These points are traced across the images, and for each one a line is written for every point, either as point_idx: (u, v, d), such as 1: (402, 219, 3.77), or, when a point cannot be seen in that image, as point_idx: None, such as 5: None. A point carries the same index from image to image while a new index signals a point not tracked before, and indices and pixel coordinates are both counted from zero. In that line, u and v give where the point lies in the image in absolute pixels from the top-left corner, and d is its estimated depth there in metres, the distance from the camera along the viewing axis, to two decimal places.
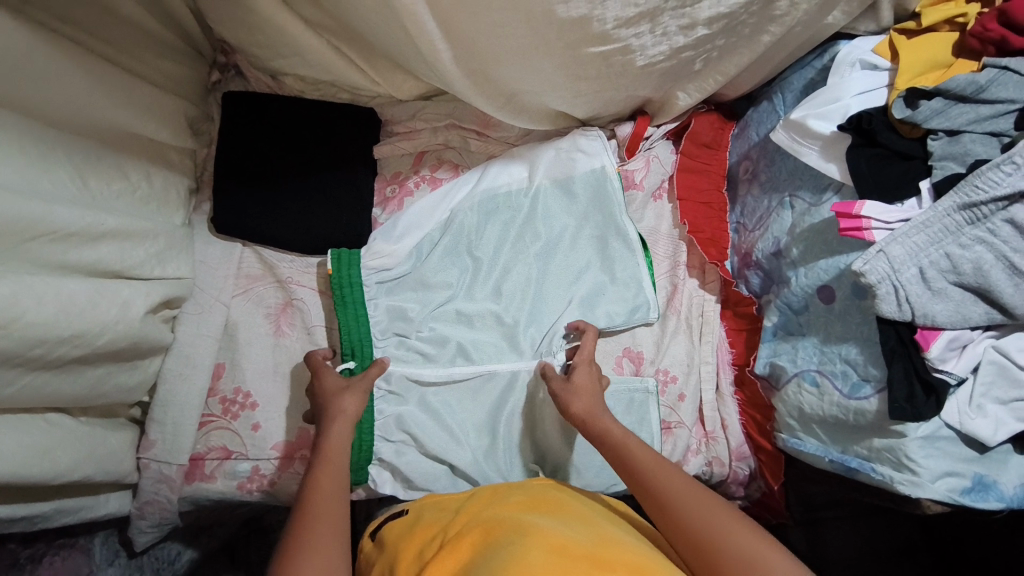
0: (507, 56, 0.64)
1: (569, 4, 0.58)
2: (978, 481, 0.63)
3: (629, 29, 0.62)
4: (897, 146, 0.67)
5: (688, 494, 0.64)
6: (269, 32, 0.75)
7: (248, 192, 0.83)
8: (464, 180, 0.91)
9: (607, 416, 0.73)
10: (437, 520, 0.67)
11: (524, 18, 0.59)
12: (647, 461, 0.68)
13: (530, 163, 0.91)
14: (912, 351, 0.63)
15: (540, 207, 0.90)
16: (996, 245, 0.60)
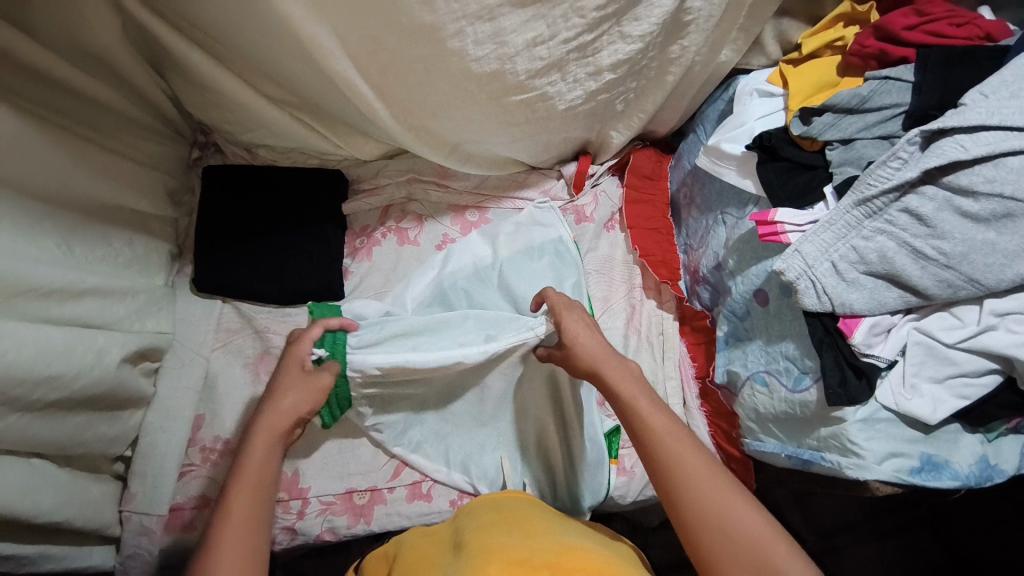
0: (439, 110, 0.74)
1: (481, 61, 0.67)
2: (927, 461, 0.65)
3: (541, 79, 0.72)
4: (798, 159, 0.74)
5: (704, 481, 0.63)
6: (235, 107, 0.85)
7: (225, 253, 0.90)
8: (430, 264, 0.96)
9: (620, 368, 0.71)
10: (418, 545, 0.69)
11: (446, 76, 0.69)
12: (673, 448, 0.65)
13: (493, 236, 0.98)
14: (838, 340, 0.67)
15: (512, 266, 0.94)
16: (895, 234, 0.64)
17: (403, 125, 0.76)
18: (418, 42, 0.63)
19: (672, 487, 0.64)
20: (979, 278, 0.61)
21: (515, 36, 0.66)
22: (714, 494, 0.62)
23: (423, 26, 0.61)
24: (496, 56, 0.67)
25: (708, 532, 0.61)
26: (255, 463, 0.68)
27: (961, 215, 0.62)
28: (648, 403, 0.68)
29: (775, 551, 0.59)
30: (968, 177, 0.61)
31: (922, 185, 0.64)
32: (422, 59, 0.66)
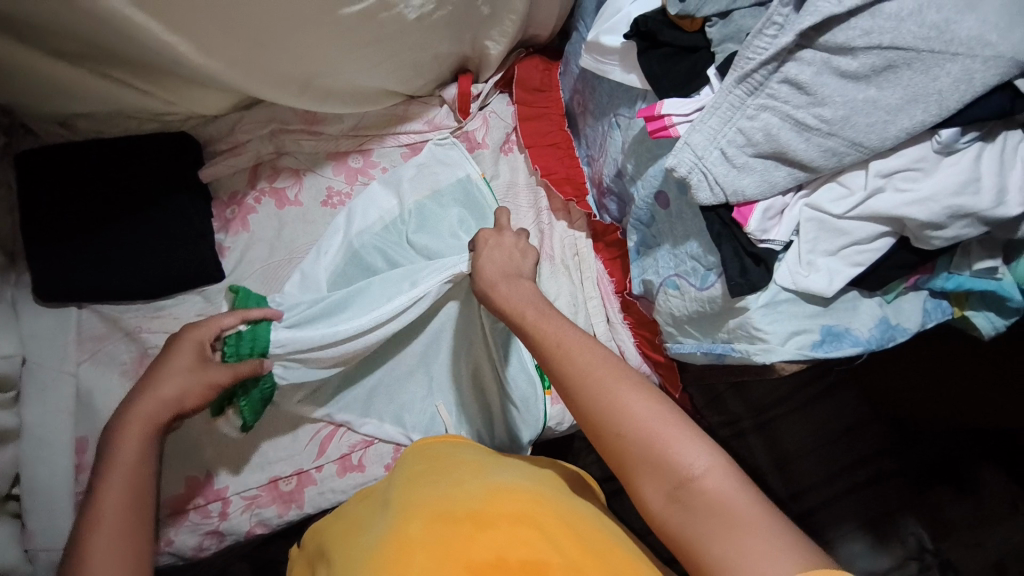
0: (265, 32, 0.65)
1: None
2: (829, 332, 0.66)
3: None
4: (680, 42, 0.68)
5: (609, 387, 0.56)
6: (24, 76, 0.70)
7: (63, 249, 0.78)
8: (332, 228, 0.86)
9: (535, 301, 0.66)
10: (354, 513, 0.63)
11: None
12: (581, 358, 0.58)
13: (393, 180, 0.89)
14: (735, 229, 0.65)
15: (416, 214, 0.87)
16: (778, 108, 0.60)
17: (223, 56, 0.66)
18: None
19: (578, 399, 0.57)
20: (862, 141, 0.58)
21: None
22: (608, 384, 0.56)
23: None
24: None
25: (619, 443, 0.54)
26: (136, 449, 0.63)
27: (840, 76, 0.58)
28: (533, 311, 0.64)
29: (671, 438, 0.52)
30: (845, 32, 0.57)
31: (800, 50, 0.59)
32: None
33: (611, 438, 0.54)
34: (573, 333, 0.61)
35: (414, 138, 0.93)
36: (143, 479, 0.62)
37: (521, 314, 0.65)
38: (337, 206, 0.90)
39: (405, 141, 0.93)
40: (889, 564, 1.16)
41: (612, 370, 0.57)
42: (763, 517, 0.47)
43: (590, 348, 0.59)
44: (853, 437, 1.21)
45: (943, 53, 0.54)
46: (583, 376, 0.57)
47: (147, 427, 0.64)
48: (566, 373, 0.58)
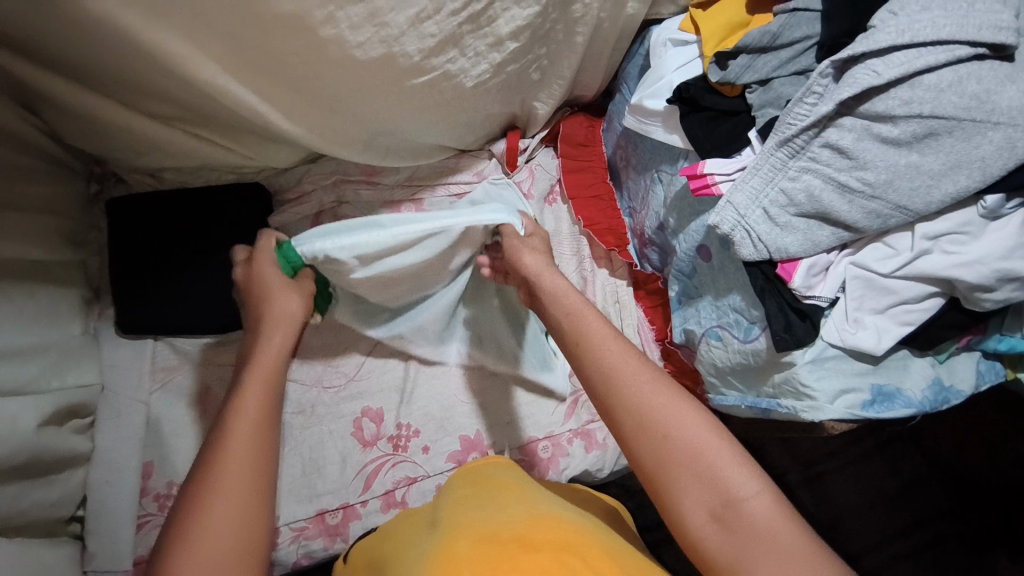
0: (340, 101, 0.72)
1: (364, 47, 0.64)
2: (880, 392, 0.65)
3: (436, 58, 0.69)
4: (720, 106, 0.72)
5: (652, 401, 0.56)
6: (126, 135, 0.80)
7: (147, 288, 0.86)
8: None
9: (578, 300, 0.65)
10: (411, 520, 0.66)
11: (332, 66, 0.65)
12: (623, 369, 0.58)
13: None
14: (779, 285, 0.66)
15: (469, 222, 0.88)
16: (820, 171, 0.63)
17: (299, 122, 0.74)
18: (291, 33, 0.60)
19: (620, 411, 0.57)
20: (906, 205, 0.60)
21: (394, 15, 0.62)
22: (651, 399, 0.56)
23: (288, 16, 0.58)
24: (380, 39, 0.63)
25: (664, 458, 0.54)
26: (269, 350, 0.67)
27: (881, 141, 0.60)
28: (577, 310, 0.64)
29: (719, 455, 0.53)
30: (884, 102, 0.59)
31: (839, 117, 0.62)
32: (301, 52, 0.63)
33: (657, 451, 0.54)
34: (618, 341, 0.61)
35: (463, 188, 0.99)
36: (274, 386, 0.65)
37: (567, 312, 0.64)
38: None
39: (455, 191, 0.99)
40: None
41: (657, 383, 0.57)
42: (817, 548, 0.49)
43: (636, 358, 0.59)
44: (909, 497, 1.15)
45: (985, 122, 0.56)
46: (626, 390, 0.57)
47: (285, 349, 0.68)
48: (612, 382, 0.58)
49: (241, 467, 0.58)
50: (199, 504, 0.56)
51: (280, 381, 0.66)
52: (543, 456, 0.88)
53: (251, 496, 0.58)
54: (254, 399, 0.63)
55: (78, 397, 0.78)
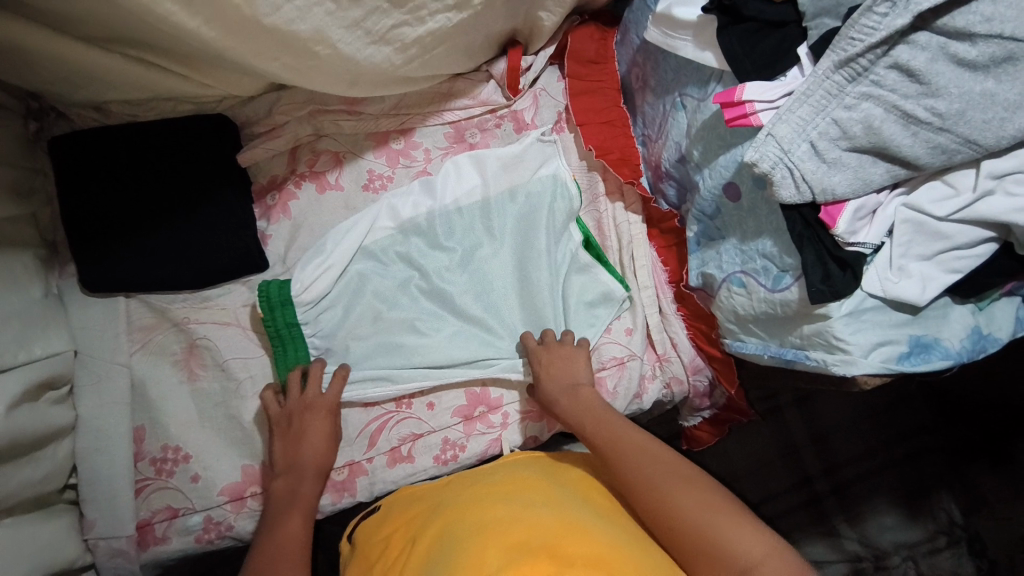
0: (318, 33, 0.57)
1: None
2: (917, 344, 0.60)
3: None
4: (766, 16, 0.60)
5: (662, 486, 0.66)
6: (61, 67, 0.68)
7: (111, 241, 0.77)
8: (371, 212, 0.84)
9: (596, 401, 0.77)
10: (418, 507, 0.70)
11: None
12: (639, 461, 0.69)
13: (445, 174, 0.86)
14: (819, 231, 0.60)
15: (480, 213, 0.86)
16: (882, 98, 0.54)
17: (264, 59, 0.59)
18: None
19: (639, 494, 0.67)
20: (977, 138, 0.52)
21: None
22: (669, 492, 0.65)
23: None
24: None
25: (684, 536, 0.62)
26: (313, 451, 0.74)
27: (957, 63, 0.51)
28: (594, 420, 0.74)
29: (728, 536, 0.61)
30: (966, 17, 0.50)
31: (913, 32, 0.53)
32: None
33: (675, 533, 0.63)
34: (629, 439, 0.72)
35: (459, 116, 0.89)
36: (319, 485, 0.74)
37: (596, 421, 0.74)
38: (379, 189, 0.88)
39: (450, 119, 0.89)
40: (918, 538, 1.12)
41: (674, 480, 0.66)
42: None
43: (644, 454, 0.70)
44: (895, 410, 1.19)
45: None
46: (648, 484, 0.67)
47: (319, 478, 0.75)
48: (622, 478, 0.69)
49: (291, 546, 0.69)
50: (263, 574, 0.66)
51: (328, 462, 0.76)
52: None
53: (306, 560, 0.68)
54: (294, 521, 0.71)
55: (51, 368, 0.72)
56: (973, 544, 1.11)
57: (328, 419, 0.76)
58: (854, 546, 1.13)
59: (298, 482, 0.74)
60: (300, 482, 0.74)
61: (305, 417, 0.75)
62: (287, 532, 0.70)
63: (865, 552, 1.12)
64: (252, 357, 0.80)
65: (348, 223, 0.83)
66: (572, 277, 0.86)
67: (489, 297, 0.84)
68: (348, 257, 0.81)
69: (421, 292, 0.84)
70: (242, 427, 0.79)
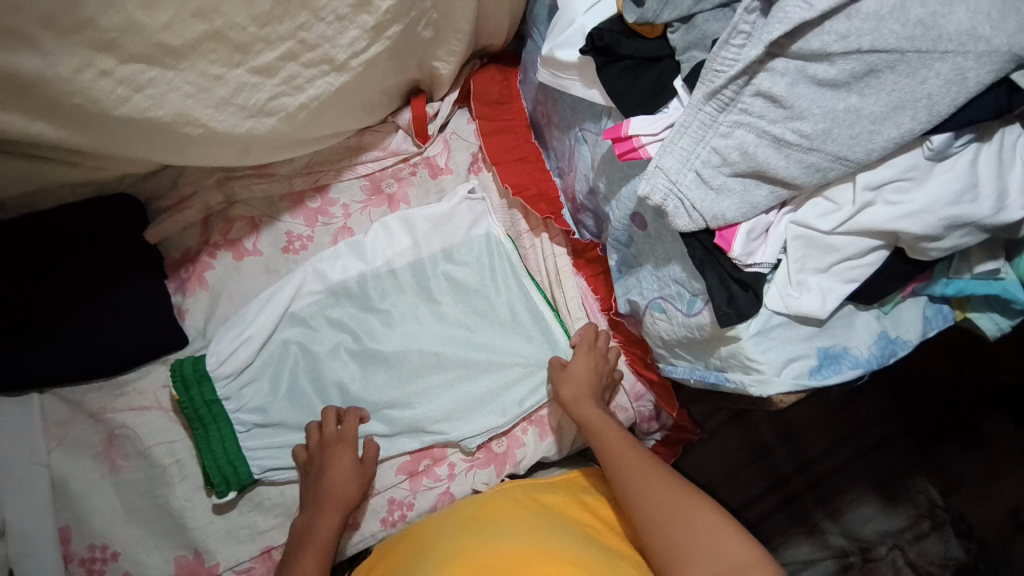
0: (182, 116, 0.55)
1: (176, 27, 0.49)
2: (825, 355, 0.61)
3: (279, 26, 0.54)
4: (641, 53, 0.63)
5: (666, 487, 0.69)
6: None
7: (21, 338, 0.74)
8: (290, 278, 0.84)
9: (592, 405, 0.78)
10: (430, 528, 0.71)
11: (137, 65, 0.50)
12: (644, 463, 0.72)
13: (383, 235, 0.86)
14: (718, 255, 0.60)
15: (412, 274, 0.86)
16: (753, 124, 0.55)
17: (141, 145, 0.57)
18: (61, 37, 0.45)
19: (647, 491, 0.69)
20: (846, 154, 0.53)
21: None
22: (673, 491, 0.69)
23: (52, 15, 0.44)
24: (193, 13, 0.49)
25: (684, 534, 0.65)
26: (337, 488, 0.75)
27: (817, 84, 0.53)
28: (616, 432, 0.76)
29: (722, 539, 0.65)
30: (820, 38, 0.51)
31: (771, 60, 0.54)
32: (85, 57, 0.47)
33: (673, 533, 0.65)
34: (637, 452, 0.73)
35: (372, 169, 0.89)
36: (335, 528, 0.73)
37: (605, 427, 0.76)
38: (299, 250, 0.87)
39: (364, 172, 0.88)
40: (902, 525, 1.11)
41: (674, 482, 0.70)
42: None
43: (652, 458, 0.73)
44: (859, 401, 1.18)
45: (931, 52, 0.49)
46: (655, 482, 0.70)
47: (335, 516, 0.74)
48: (630, 486, 0.70)
49: None
50: None
51: (352, 495, 0.76)
52: (498, 450, 0.85)
53: None
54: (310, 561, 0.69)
55: None
56: (957, 525, 1.10)
57: (360, 468, 0.78)
58: (839, 540, 1.11)
59: (316, 516, 0.73)
60: (320, 518, 0.73)
61: (332, 461, 0.76)
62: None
63: (852, 546, 1.11)
64: (176, 440, 0.78)
65: (267, 292, 0.83)
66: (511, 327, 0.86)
67: (429, 354, 0.84)
68: (273, 326, 0.82)
69: (354, 356, 0.84)
70: (170, 514, 0.76)
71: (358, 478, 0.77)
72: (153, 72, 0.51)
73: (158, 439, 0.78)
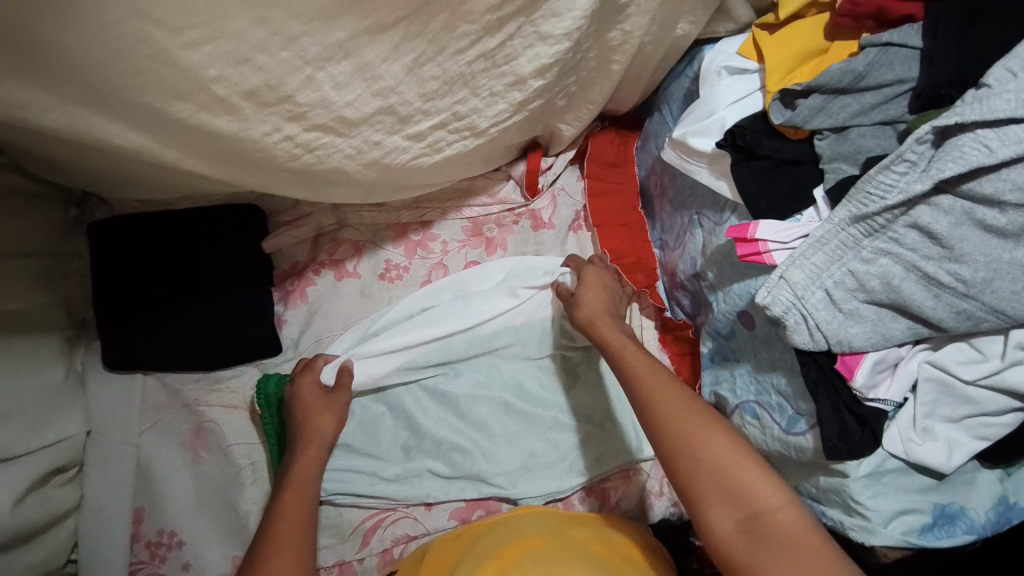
0: (338, 171, 0.58)
1: (356, 104, 0.52)
2: (941, 514, 0.57)
3: (440, 101, 0.57)
4: (782, 154, 0.60)
5: (682, 418, 0.63)
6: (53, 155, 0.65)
7: (143, 325, 0.80)
8: (377, 319, 0.86)
9: (607, 321, 0.74)
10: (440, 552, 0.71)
11: (315, 132, 0.53)
12: (653, 392, 0.65)
13: (483, 278, 0.87)
14: (837, 382, 0.57)
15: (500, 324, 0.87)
16: (901, 256, 0.53)
17: (286, 188, 0.61)
18: (261, 107, 0.49)
19: (654, 428, 0.64)
20: (1006, 309, 0.50)
21: (387, 66, 0.51)
22: (689, 423, 0.62)
23: (255, 90, 0.48)
24: (373, 92, 0.52)
25: (704, 474, 0.60)
26: (319, 424, 0.77)
27: (983, 229, 0.49)
28: (634, 348, 0.70)
29: (748, 476, 0.59)
30: (994, 184, 0.48)
31: (935, 194, 0.51)
32: (276, 124, 0.51)
33: (691, 474, 0.60)
34: (660, 377, 0.66)
35: (478, 213, 0.90)
36: (314, 476, 0.74)
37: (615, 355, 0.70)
38: (394, 279, 0.89)
39: (469, 215, 0.90)
40: None
41: (686, 409, 0.63)
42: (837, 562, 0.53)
43: (668, 386, 0.66)
44: None
45: None
46: (668, 415, 0.63)
47: (320, 451, 0.76)
48: (652, 412, 0.64)
49: (285, 541, 0.68)
50: (255, 564, 0.66)
51: (326, 440, 0.77)
52: None
53: (295, 549, 0.67)
54: (292, 500, 0.71)
55: (61, 453, 0.73)
56: None
57: (340, 403, 0.79)
58: None
59: (299, 452, 0.75)
60: (304, 452, 0.75)
61: (302, 387, 0.77)
62: (284, 533, 0.68)
63: None
64: (253, 444, 0.82)
65: (356, 329, 0.85)
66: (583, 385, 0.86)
67: (497, 402, 0.85)
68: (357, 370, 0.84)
69: (428, 394, 0.85)
70: (237, 514, 0.79)
71: (331, 411, 0.78)
72: (326, 138, 0.55)
73: (240, 439, 0.81)
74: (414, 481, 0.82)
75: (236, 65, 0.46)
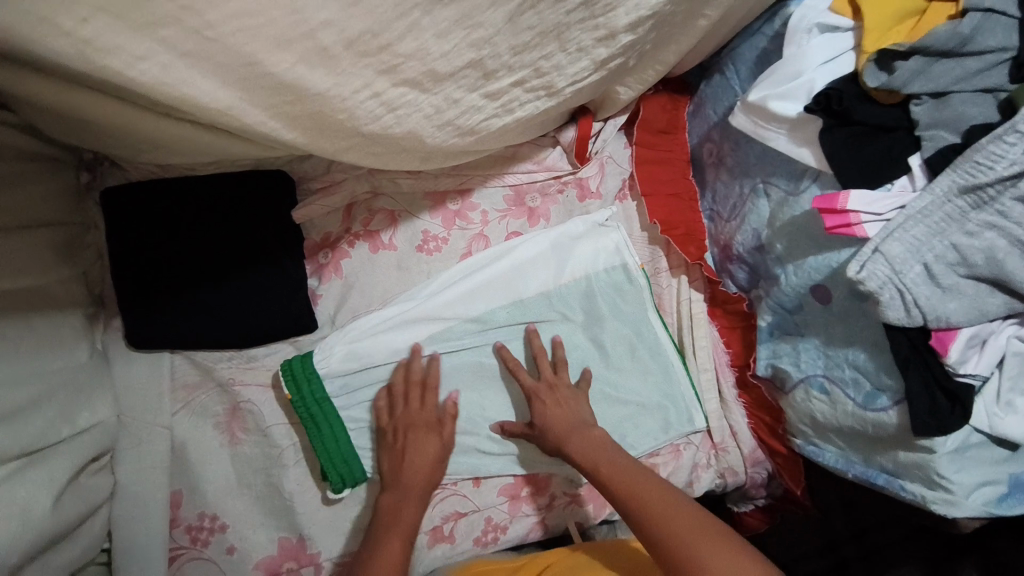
0: (413, 135, 0.55)
1: (450, 56, 0.49)
2: (1015, 484, 0.58)
3: (528, 55, 0.53)
4: (876, 120, 0.57)
5: (674, 522, 0.65)
6: (60, 115, 0.56)
7: (166, 300, 0.73)
8: (415, 295, 0.81)
9: (575, 441, 0.74)
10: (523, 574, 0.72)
11: (402, 88, 0.50)
12: (644, 496, 0.68)
13: (525, 249, 0.83)
14: (930, 359, 0.56)
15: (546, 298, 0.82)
16: (1009, 229, 0.51)
17: (346, 153, 0.56)
18: (358, 59, 0.45)
19: (650, 534, 0.65)
20: None
21: (491, 13, 0.47)
22: (684, 533, 0.64)
23: (357, 37, 0.43)
24: (469, 42, 0.49)
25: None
26: (421, 455, 0.74)
27: None
28: (608, 461, 0.72)
29: None
30: None
31: None
32: (368, 79, 0.47)
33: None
34: (650, 482, 0.69)
35: (522, 179, 0.85)
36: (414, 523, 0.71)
37: (593, 466, 0.72)
38: (432, 251, 0.84)
39: (512, 182, 0.85)
40: None
41: (678, 521, 0.65)
42: None
43: (657, 494, 0.68)
44: None
45: None
46: (661, 522, 0.65)
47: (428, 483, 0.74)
48: (644, 529, 0.66)
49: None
50: None
51: (434, 477, 0.75)
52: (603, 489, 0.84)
53: None
54: (394, 542, 0.68)
55: (98, 442, 0.68)
56: None
57: (437, 435, 0.76)
58: None
59: (400, 500, 0.72)
60: (403, 501, 0.72)
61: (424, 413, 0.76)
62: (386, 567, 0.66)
63: None
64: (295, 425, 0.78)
65: (394, 305, 0.80)
66: (629, 357, 0.82)
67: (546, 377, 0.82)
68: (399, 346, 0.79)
69: (473, 369, 0.81)
70: (281, 496, 0.76)
71: (434, 437, 0.75)
72: (410, 95, 0.51)
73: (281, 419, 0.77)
74: (460, 460, 0.79)
75: (346, 7, 0.41)
